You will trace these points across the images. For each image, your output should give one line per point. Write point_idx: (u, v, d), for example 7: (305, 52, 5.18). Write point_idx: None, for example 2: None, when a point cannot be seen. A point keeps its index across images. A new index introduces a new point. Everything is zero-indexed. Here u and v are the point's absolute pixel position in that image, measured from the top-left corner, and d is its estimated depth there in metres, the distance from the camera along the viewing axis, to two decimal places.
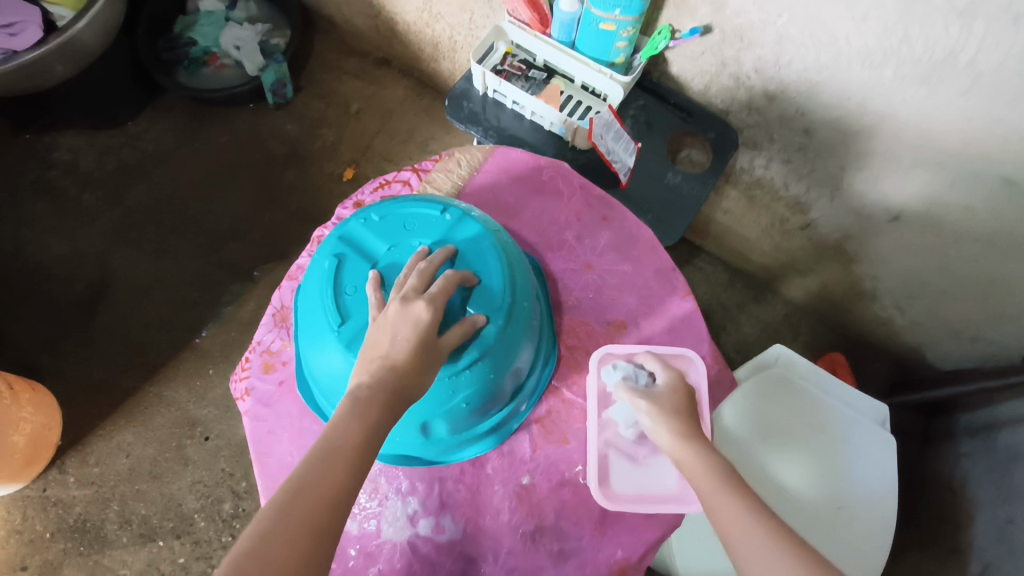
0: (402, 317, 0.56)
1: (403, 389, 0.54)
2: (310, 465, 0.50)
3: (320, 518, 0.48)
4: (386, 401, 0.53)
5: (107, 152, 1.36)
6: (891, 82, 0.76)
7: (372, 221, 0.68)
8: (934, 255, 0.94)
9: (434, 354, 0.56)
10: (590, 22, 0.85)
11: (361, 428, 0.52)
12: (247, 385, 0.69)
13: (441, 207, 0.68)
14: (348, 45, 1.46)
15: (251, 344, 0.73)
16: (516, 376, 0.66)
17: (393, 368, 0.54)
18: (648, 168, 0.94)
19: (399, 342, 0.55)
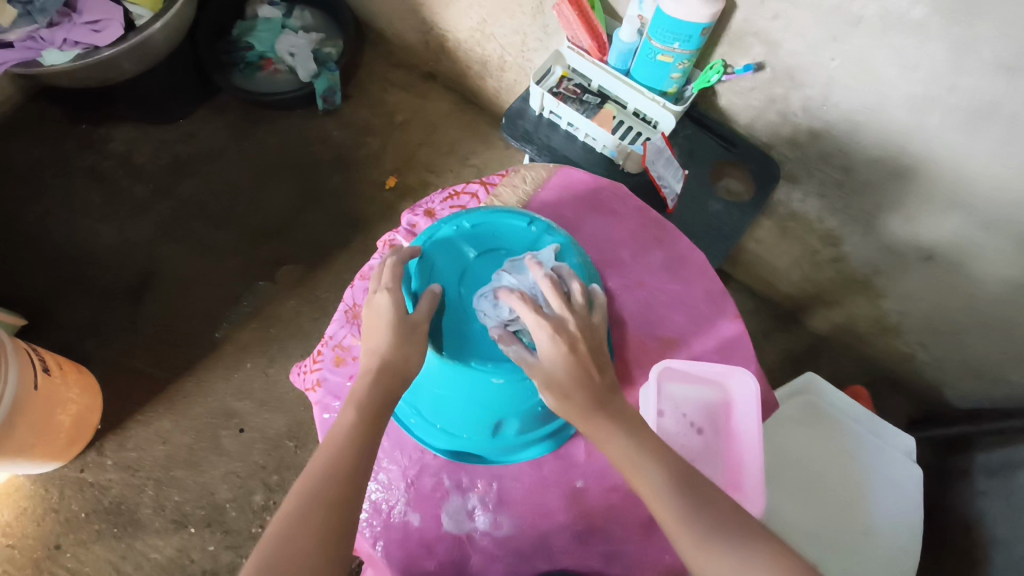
0: (371, 315, 0.62)
1: (390, 367, 0.58)
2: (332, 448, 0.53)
3: (332, 494, 0.49)
4: (375, 382, 0.57)
5: (161, 147, 1.41)
6: (934, 128, 0.80)
7: (464, 228, 0.72)
8: (962, 296, 0.98)
9: (411, 328, 0.61)
10: (648, 53, 0.89)
11: (354, 413, 0.55)
12: (319, 377, 0.70)
13: (528, 219, 0.73)
14: (397, 58, 1.52)
15: (323, 339, 0.73)
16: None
17: (382, 356, 0.59)
18: (696, 197, 0.98)
19: (382, 333, 0.60)
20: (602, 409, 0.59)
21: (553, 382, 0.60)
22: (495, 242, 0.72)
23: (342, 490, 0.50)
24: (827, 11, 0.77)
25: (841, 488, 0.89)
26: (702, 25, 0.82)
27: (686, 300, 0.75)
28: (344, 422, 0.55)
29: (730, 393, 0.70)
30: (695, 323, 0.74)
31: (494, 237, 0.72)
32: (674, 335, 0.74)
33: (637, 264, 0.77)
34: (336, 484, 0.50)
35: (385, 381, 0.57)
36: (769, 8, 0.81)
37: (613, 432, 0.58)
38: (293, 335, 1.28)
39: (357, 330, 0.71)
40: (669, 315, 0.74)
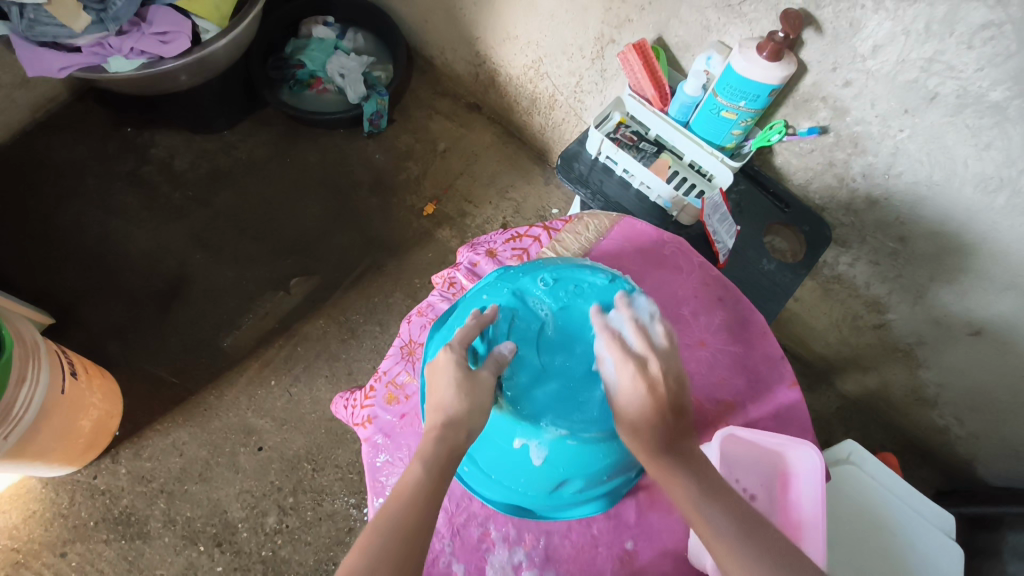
0: (435, 374, 0.59)
1: (458, 427, 0.56)
2: (396, 507, 0.51)
3: (398, 556, 0.48)
4: (441, 437, 0.55)
5: (203, 156, 1.41)
6: (1000, 208, 0.79)
7: (545, 281, 0.69)
8: (1009, 374, 0.97)
9: (478, 386, 0.57)
10: (712, 107, 0.88)
11: (422, 470, 0.53)
12: (370, 413, 0.73)
13: (610, 275, 0.70)
14: (442, 86, 1.52)
15: (378, 374, 0.75)
16: None
17: (448, 413, 0.56)
18: (746, 254, 0.97)
19: (448, 388, 0.57)
20: (669, 451, 0.57)
21: (630, 414, 0.59)
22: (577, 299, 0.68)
23: (406, 550, 0.48)
24: (900, 85, 0.77)
25: (872, 563, 0.85)
26: (773, 87, 0.81)
27: (744, 363, 0.76)
28: (409, 478, 0.53)
29: (789, 462, 0.68)
30: (753, 385, 0.75)
31: (575, 293, 0.68)
32: (732, 398, 0.74)
33: (697, 321, 0.78)
34: (400, 545, 0.48)
35: (450, 437, 0.55)
36: (842, 75, 0.81)
37: (675, 477, 0.56)
38: (319, 355, 1.26)
39: (411, 368, 0.74)
40: (727, 377, 0.75)
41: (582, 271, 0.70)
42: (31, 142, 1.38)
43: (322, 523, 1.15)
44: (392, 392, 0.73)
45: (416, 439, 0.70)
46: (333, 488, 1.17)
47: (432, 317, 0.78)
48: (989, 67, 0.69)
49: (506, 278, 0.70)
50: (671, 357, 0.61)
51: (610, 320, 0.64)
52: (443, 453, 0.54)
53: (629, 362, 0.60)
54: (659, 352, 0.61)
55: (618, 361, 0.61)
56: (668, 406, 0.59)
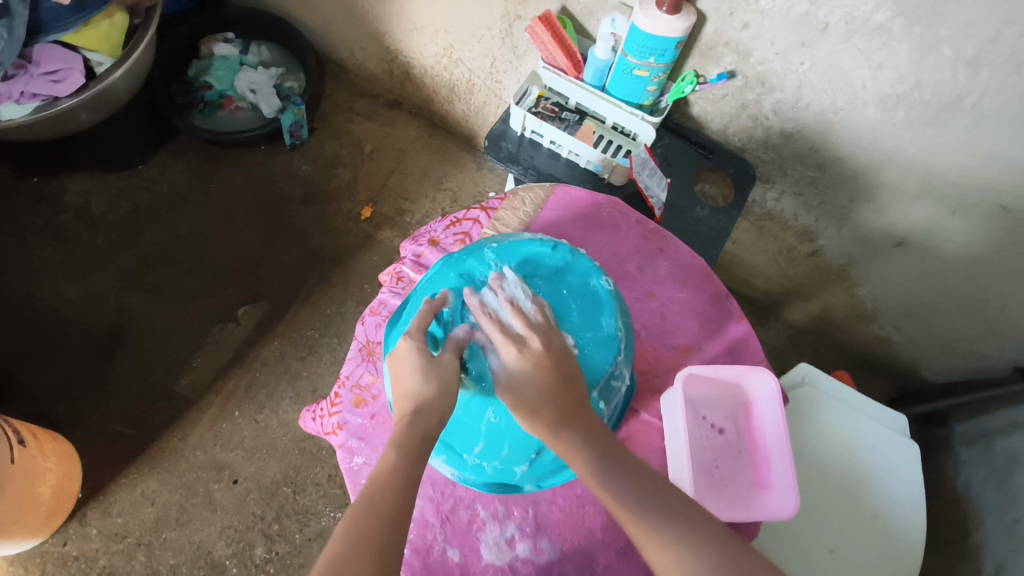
0: (400, 363, 0.59)
1: (434, 411, 0.56)
2: (371, 493, 0.50)
3: (378, 537, 0.48)
4: (418, 423, 0.55)
5: (121, 195, 1.35)
6: (901, 122, 0.84)
7: (490, 258, 0.70)
8: (934, 277, 1.04)
9: (447, 372, 0.58)
10: (625, 68, 0.90)
11: (398, 453, 0.53)
12: (340, 420, 0.70)
13: (552, 244, 0.71)
14: (359, 87, 1.50)
15: (341, 380, 0.73)
16: (617, 404, 0.69)
17: (418, 402, 0.56)
18: (679, 204, 1.00)
19: (413, 377, 0.57)
20: (565, 423, 0.57)
21: (517, 389, 0.59)
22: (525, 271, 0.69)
23: (389, 533, 0.48)
24: (793, 20, 0.81)
25: (839, 477, 0.90)
26: (677, 39, 0.84)
27: (694, 306, 0.78)
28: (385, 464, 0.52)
29: (752, 391, 0.71)
30: (705, 326, 0.77)
31: (521, 266, 0.69)
32: (688, 342, 0.76)
33: (643, 276, 0.79)
34: (381, 526, 0.48)
35: (425, 422, 0.56)
36: (739, 18, 0.84)
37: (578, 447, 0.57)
38: (280, 377, 1.24)
39: (374, 368, 0.72)
40: (679, 322, 0.77)
41: (525, 242, 0.71)
42: None
43: (312, 543, 1.13)
44: (358, 395, 0.71)
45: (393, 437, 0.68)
46: (318, 507, 1.16)
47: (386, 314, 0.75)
48: None
49: (452, 263, 0.71)
50: (549, 331, 0.61)
51: (483, 301, 0.64)
52: (420, 437, 0.55)
53: (510, 342, 0.60)
54: (537, 330, 0.61)
55: (501, 345, 0.60)
56: (555, 376, 0.59)
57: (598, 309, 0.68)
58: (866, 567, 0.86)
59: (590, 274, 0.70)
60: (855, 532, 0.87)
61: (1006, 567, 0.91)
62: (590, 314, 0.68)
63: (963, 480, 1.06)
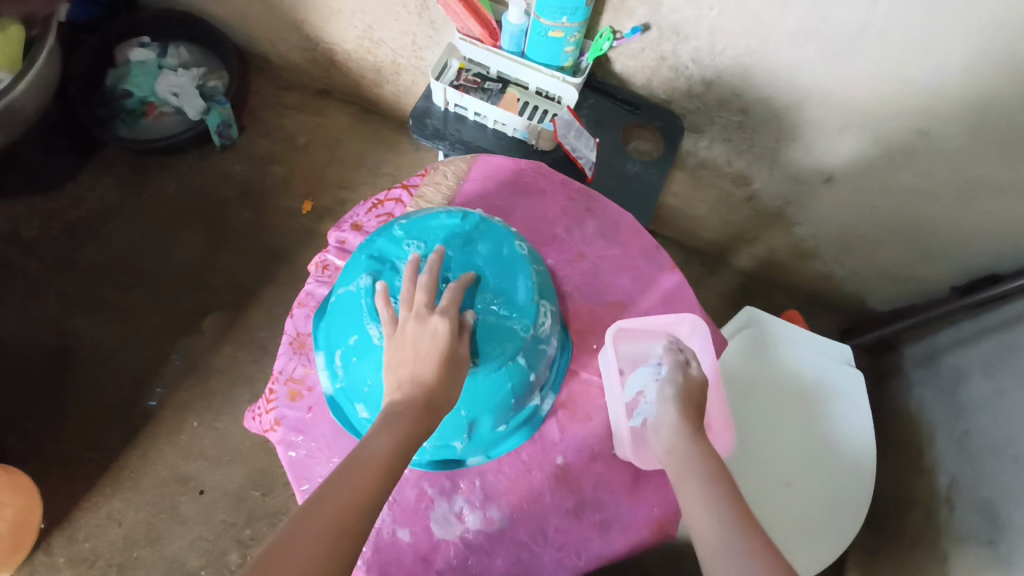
0: (420, 333, 0.57)
1: (432, 405, 0.56)
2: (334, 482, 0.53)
3: (337, 525, 0.51)
4: (412, 418, 0.55)
5: (48, 216, 1.30)
6: (814, 58, 0.85)
7: (397, 236, 0.67)
8: (866, 209, 1.06)
9: (457, 363, 0.58)
10: (540, 31, 0.89)
11: (388, 444, 0.54)
12: (277, 415, 0.68)
13: (461, 214, 0.68)
14: (285, 80, 1.46)
15: (273, 374, 0.70)
16: (548, 368, 0.69)
17: (423, 389, 0.56)
18: (612, 162, 1.00)
19: (427, 362, 0.56)
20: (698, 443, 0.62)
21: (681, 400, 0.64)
22: (433, 244, 0.66)
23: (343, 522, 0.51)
24: None
25: (789, 415, 0.92)
26: None
27: (625, 262, 0.78)
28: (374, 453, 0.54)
29: (684, 337, 0.73)
30: (637, 282, 0.77)
31: (427, 239, 0.66)
32: (621, 297, 0.76)
33: (572, 237, 0.78)
34: (334, 516, 0.51)
35: (417, 417, 0.55)
36: None
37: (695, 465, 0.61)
38: (236, 382, 1.22)
39: (308, 360, 0.70)
40: (611, 280, 0.77)
41: (434, 216, 0.68)
42: None
43: None
44: (294, 388, 0.69)
45: (332, 427, 0.67)
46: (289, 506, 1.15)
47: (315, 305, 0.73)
48: None
49: (361, 246, 0.68)
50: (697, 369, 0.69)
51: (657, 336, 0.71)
52: (412, 432, 0.55)
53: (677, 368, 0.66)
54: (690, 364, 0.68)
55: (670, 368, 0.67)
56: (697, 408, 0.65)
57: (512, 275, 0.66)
58: (821, 497, 0.88)
59: (502, 239, 0.68)
60: (804, 459, 0.90)
61: (959, 478, 0.96)
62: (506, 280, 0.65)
63: (915, 401, 1.14)
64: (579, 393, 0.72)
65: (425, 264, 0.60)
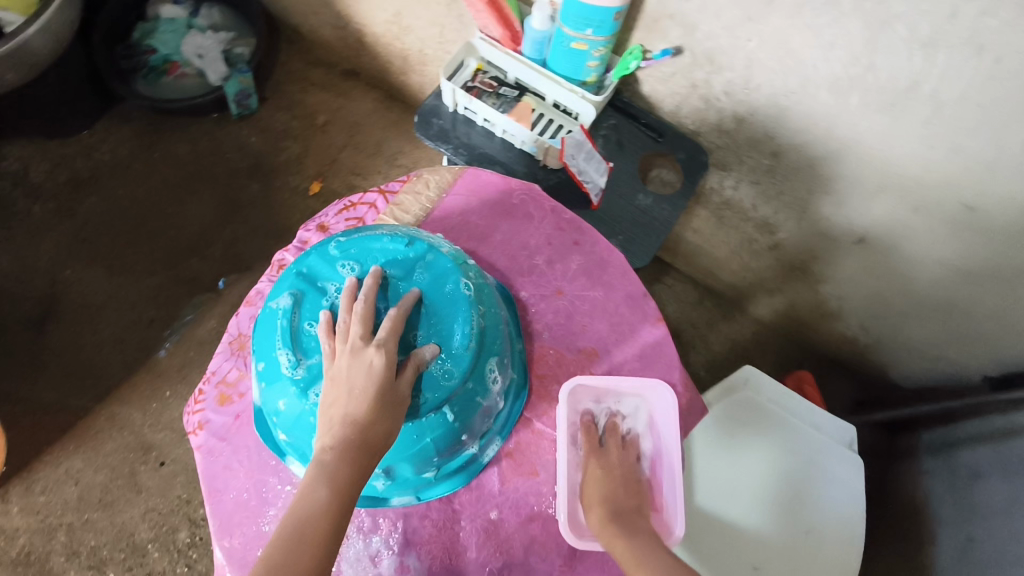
0: (355, 367, 0.57)
1: (367, 444, 0.55)
2: (281, 549, 0.50)
3: None
4: (348, 459, 0.54)
5: (60, 163, 1.30)
6: (856, 109, 0.76)
7: (332, 256, 0.67)
8: (898, 278, 0.96)
9: (394, 399, 0.57)
10: (562, 40, 0.83)
11: (328, 493, 0.53)
12: (201, 418, 0.70)
13: (406, 241, 0.68)
14: (315, 55, 1.42)
15: (207, 374, 0.72)
16: (489, 417, 0.67)
17: (359, 433, 0.55)
18: (621, 191, 0.93)
19: (360, 399, 0.56)
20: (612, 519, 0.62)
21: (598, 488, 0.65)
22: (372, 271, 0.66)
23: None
24: None
25: (775, 490, 0.83)
26: (614, 9, 0.76)
27: (606, 305, 0.76)
28: (315, 507, 0.52)
29: (649, 403, 0.71)
30: (614, 330, 0.75)
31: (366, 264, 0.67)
32: (595, 345, 0.74)
33: (553, 270, 0.78)
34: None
35: (356, 457, 0.54)
36: None
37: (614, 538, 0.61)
38: None
39: (243, 364, 0.72)
40: (587, 323, 0.75)
41: (376, 238, 0.68)
42: None
43: None
44: (223, 392, 0.71)
45: (254, 440, 0.68)
46: None
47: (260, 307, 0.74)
48: None
49: (293, 262, 0.68)
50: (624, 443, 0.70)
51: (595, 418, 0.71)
52: (351, 476, 0.54)
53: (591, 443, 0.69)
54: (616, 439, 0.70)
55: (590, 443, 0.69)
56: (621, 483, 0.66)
57: (445, 313, 0.64)
58: None
59: (448, 273, 0.66)
60: (768, 526, 0.81)
61: None
62: (445, 317, 0.64)
63: (923, 491, 0.99)
64: (529, 444, 0.70)
65: (367, 292, 0.61)
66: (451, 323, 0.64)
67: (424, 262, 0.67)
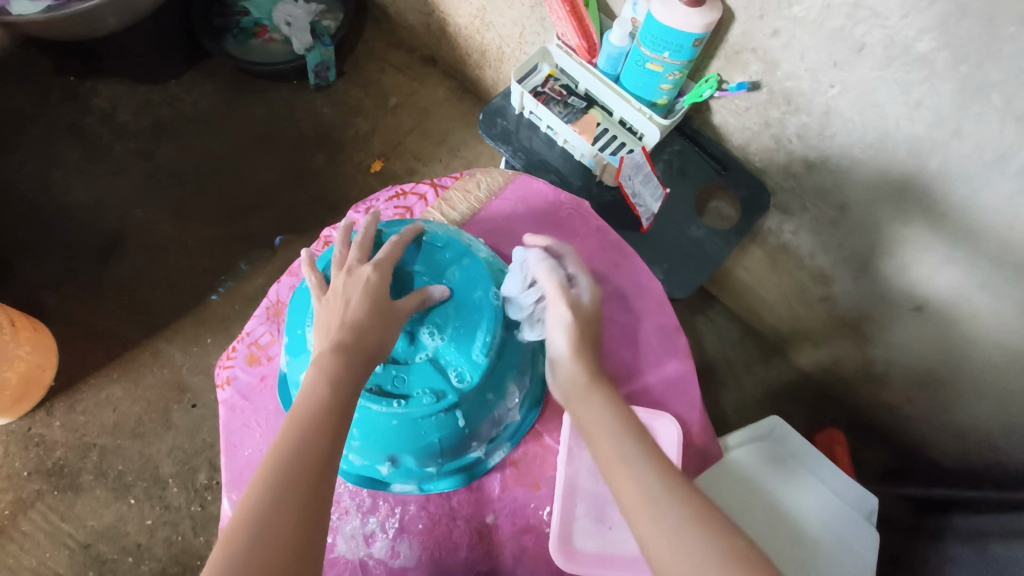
0: (354, 283, 0.62)
1: (365, 348, 0.58)
2: (291, 435, 0.50)
3: (299, 479, 0.47)
4: (349, 358, 0.56)
5: (146, 107, 1.38)
6: (935, 173, 0.73)
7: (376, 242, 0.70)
8: (953, 354, 0.91)
9: (390, 309, 0.61)
10: (638, 59, 0.82)
11: (329, 391, 0.54)
12: (230, 374, 0.73)
13: (446, 241, 0.70)
14: (398, 38, 1.46)
15: (241, 333, 0.76)
16: (499, 424, 0.68)
17: (358, 335, 0.58)
18: (674, 219, 0.92)
19: (360, 305, 0.60)
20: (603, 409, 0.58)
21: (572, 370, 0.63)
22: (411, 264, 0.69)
23: (314, 470, 0.48)
24: (828, 34, 0.70)
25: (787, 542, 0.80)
26: (695, 36, 0.74)
27: (636, 333, 0.76)
28: (319, 397, 0.53)
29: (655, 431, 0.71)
30: (636, 361, 0.75)
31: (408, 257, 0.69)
32: (618, 369, 0.74)
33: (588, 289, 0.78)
34: (296, 464, 0.48)
35: (355, 360, 0.56)
36: (769, 23, 0.74)
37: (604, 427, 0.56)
38: None
39: (276, 329, 0.76)
40: (614, 349, 0.74)
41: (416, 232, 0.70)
42: None
43: None
44: (254, 353, 0.74)
45: (275, 404, 0.72)
46: None
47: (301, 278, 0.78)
48: (914, 13, 0.62)
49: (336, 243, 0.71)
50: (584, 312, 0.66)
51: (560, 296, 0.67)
52: (350, 376, 0.55)
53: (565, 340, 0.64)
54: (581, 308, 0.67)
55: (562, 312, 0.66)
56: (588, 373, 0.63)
57: (472, 321, 0.66)
58: None
59: (481, 277, 0.69)
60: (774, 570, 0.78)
61: None
62: (470, 319, 0.66)
63: None
64: (535, 457, 0.71)
65: (372, 228, 0.68)
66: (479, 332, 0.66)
67: (460, 264, 0.70)
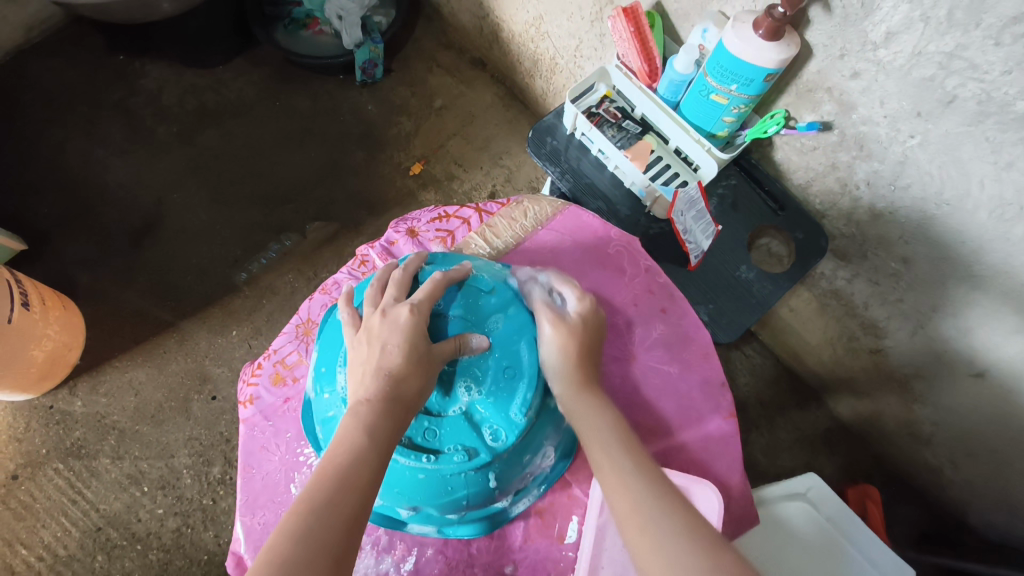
0: (389, 325, 0.59)
1: (401, 397, 0.56)
2: (320, 486, 0.48)
3: (328, 536, 0.45)
4: (385, 410, 0.54)
5: (191, 92, 1.37)
6: (1019, 241, 0.67)
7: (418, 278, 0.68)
8: (1012, 425, 0.85)
9: (427, 357, 0.58)
10: (702, 89, 0.77)
11: (366, 440, 0.52)
12: (253, 393, 0.72)
13: (491, 286, 0.68)
14: (448, 38, 1.43)
15: (268, 351, 0.75)
16: (530, 477, 0.67)
17: (394, 384, 0.56)
18: (722, 258, 0.88)
19: (396, 353, 0.57)
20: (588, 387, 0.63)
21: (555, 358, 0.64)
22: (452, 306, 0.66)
23: (343, 526, 0.46)
24: (914, 82, 0.65)
25: None
26: (768, 71, 0.69)
27: (678, 383, 0.74)
28: (353, 446, 0.51)
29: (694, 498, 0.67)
30: (676, 414, 0.72)
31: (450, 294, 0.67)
32: (657, 423, 0.72)
33: (632, 333, 0.76)
34: (327, 516, 0.46)
35: (393, 411, 0.55)
36: (850, 64, 0.69)
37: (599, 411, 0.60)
38: (284, 310, 1.23)
39: (304, 349, 0.75)
40: (655, 399, 0.73)
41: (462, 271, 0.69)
42: (27, 65, 1.37)
43: None
44: (279, 372, 0.73)
45: (296, 428, 0.70)
46: None
47: (334, 296, 0.77)
48: (1018, 70, 0.56)
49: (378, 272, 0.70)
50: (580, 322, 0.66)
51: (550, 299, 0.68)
52: (387, 427, 0.54)
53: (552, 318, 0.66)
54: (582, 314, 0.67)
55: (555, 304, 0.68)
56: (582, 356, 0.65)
57: (512, 374, 0.64)
58: None
59: (525, 326, 0.67)
60: None
61: None
62: (510, 370, 0.64)
63: None
64: (562, 507, 0.68)
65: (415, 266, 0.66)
66: (520, 388, 0.63)
67: (503, 309, 0.68)
